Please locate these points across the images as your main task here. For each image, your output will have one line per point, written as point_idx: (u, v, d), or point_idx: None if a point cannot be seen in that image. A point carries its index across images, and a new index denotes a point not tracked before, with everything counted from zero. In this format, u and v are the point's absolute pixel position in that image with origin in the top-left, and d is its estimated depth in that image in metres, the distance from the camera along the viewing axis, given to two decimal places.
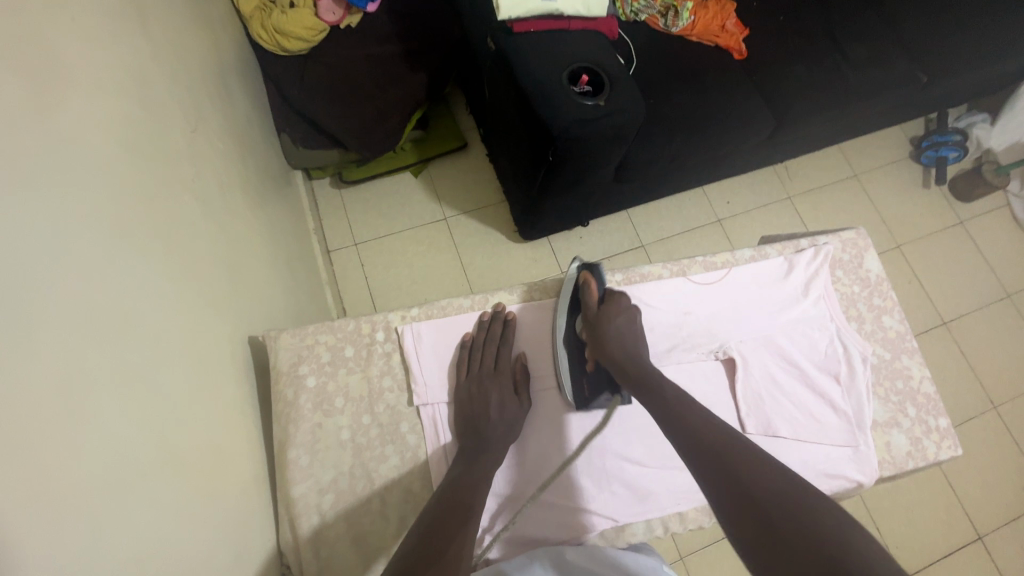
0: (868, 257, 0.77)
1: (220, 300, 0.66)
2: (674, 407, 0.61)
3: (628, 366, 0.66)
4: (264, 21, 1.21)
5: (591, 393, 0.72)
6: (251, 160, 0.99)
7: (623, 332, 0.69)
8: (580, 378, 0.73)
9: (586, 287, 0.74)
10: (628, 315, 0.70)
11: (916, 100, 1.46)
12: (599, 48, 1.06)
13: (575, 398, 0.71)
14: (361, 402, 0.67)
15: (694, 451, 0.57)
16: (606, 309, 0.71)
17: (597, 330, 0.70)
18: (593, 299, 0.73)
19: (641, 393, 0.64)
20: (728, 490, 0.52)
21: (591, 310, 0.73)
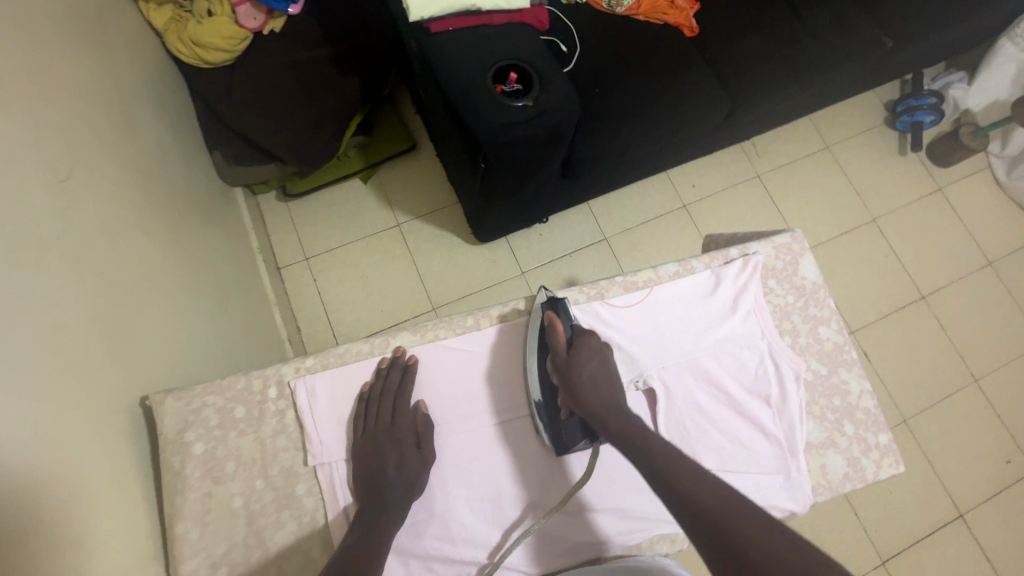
0: (804, 263, 0.73)
1: (102, 366, 0.62)
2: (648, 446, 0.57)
3: (605, 412, 0.60)
4: (180, 32, 1.13)
5: (570, 439, 0.65)
6: (164, 193, 0.94)
7: (598, 378, 0.62)
8: (557, 422, 0.66)
9: (552, 331, 0.65)
10: (599, 358, 0.63)
11: (886, 66, 1.38)
12: (528, 43, 0.99)
13: (555, 443, 0.65)
14: (255, 466, 0.63)
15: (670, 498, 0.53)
16: (575, 351, 0.63)
17: (568, 375, 0.63)
18: (561, 345, 0.64)
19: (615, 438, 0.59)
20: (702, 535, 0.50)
21: (559, 350, 0.64)
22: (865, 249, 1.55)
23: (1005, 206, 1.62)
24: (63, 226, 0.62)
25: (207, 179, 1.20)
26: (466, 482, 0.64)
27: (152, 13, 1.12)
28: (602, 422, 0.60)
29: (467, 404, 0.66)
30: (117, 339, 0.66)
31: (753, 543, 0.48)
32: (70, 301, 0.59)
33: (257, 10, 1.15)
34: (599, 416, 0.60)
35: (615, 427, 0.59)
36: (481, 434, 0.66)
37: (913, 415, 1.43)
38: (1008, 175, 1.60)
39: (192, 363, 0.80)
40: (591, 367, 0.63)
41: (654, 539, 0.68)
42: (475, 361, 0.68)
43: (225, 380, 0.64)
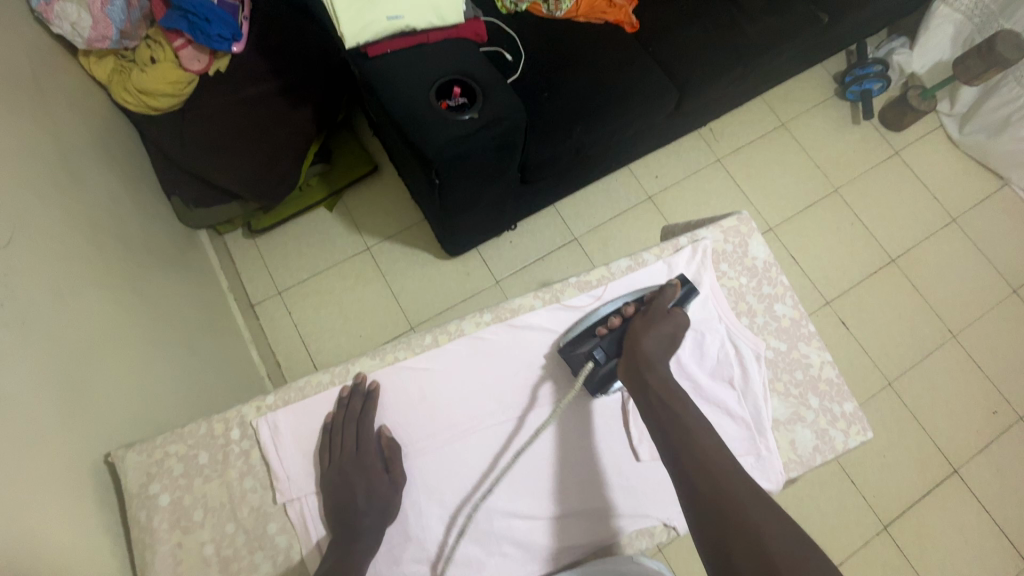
0: (754, 243, 0.75)
1: (64, 427, 0.61)
2: (694, 446, 0.58)
3: (655, 379, 0.63)
4: (125, 83, 1.10)
5: (583, 343, 0.68)
6: (118, 244, 0.93)
7: (664, 342, 0.65)
8: (587, 332, 0.69)
9: (671, 287, 0.69)
10: (676, 334, 0.66)
11: (827, 40, 1.41)
12: (468, 57, 1.00)
13: (571, 340, 0.69)
14: (223, 510, 0.62)
15: (684, 468, 0.57)
16: (670, 315, 0.67)
17: (649, 321, 0.66)
18: (666, 301, 0.68)
19: (648, 413, 0.62)
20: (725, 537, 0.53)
21: (660, 305, 0.68)
22: (831, 219, 1.57)
23: (962, 162, 1.65)
24: (10, 293, 0.62)
25: (167, 225, 1.20)
26: (438, 503, 0.64)
27: (93, 66, 1.07)
28: (642, 380, 0.63)
29: (432, 424, 0.66)
30: (78, 400, 0.65)
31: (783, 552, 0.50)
32: (22, 366, 0.59)
33: (201, 52, 1.14)
34: (644, 373, 0.63)
35: (658, 403, 0.62)
36: (451, 451, 0.66)
37: (897, 376, 1.45)
38: (961, 131, 1.64)
39: (159, 412, 0.80)
40: (663, 332, 0.66)
41: (632, 534, 0.68)
42: (438, 381, 0.68)
43: (186, 427, 0.64)
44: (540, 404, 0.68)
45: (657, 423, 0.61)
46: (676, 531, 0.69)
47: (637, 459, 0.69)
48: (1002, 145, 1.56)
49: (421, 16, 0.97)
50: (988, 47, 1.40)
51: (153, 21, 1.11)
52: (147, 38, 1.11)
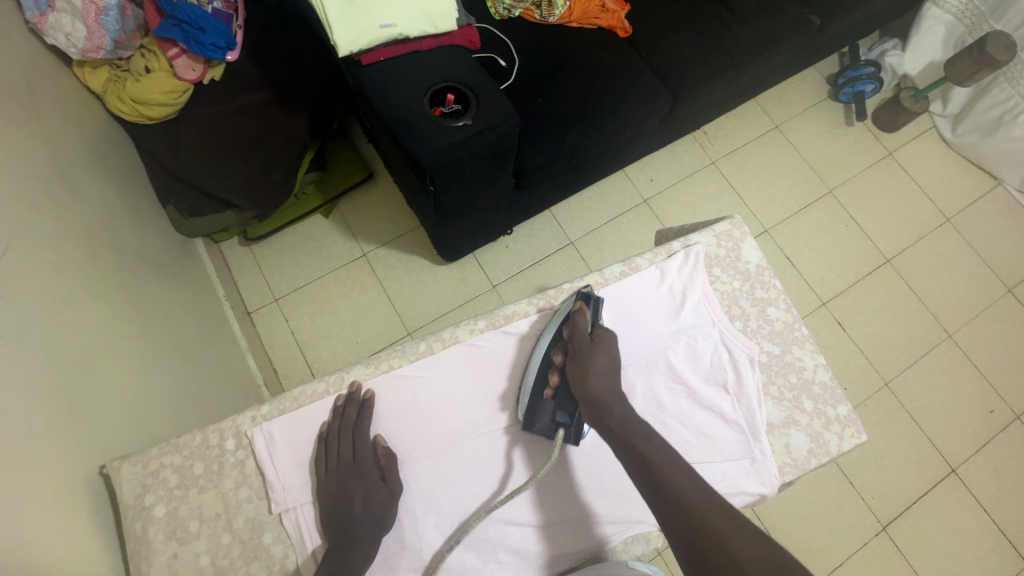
0: (746, 248, 0.76)
1: (59, 439, 0.62)
2: (659, 471, 0.56)
3: (615, 419, 0.60)
4: (119, 92, 1.10)
5: (537, 416, 0.66)
6: (113, 255, 0.93)
7: (606, 371, 0.63)
8: (534, 401, 0.66)
9: (580, 311, 0.66)
10: (610, 353, 0.64)
11: (819, 42, 1.41)
12: (461, 64, 1.01)
13: (526, 418, 0.66)
14: (218, 521, 0.62)
15: (661, 505, 0.55)
16: (594, 340, 0.65)
17: (579, 360, 0.64)
18: (583, 329, 0.66)
19: (619, 450, 0.59)
20: (702, 564, 0.51)
21: (581, 336, 0.66)
22: (826, 221, 1.57)
23: (955, 162, 1.66)
24: (6, 305, 0.62)
25: (162, 234, 1.20)
26: (435, 510, 0.64)
27: (88, 77, 1.07)
28: (603, 425, 0.60)
29: (427, 431, 0.66)
30: (73, 412, 0.65)
31: (757, 568, 0.49)
32: (18, 379, 0.59)
33: (195, 61, 1.14)
34: (601, 416, 0.61)
35: (622, 442, 0.59)
36: (447, 458, 0.66)
37: (894, 376, 1.45)
38: (954, 132, 1.65)
39: (155, 423, 0.80)
40: (603, 361, 0.64)
41: (626, 540, 0.68)
42: (433, 388, 0.68)
43: (181, 438, 0.64)
44: (519, 470, 0.66)
45: (622, 453, 0.59)
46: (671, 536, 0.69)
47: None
48: (995, 145, 1.57)
49: (414, 25, 0.97)
50: (979, 48, 1.40)
51: (147, 31, 1.12)
52: (142, 48, 1.12)
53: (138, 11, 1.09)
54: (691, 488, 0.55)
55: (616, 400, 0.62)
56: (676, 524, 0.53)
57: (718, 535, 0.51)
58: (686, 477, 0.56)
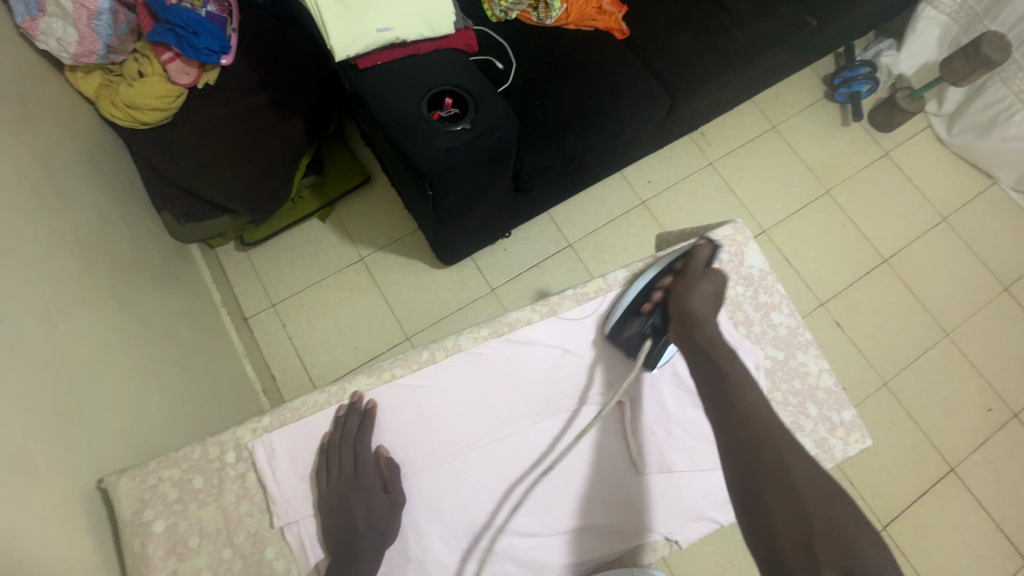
0: (749, 251, 0.76)
1: (56, 454, 0.61)
2: (745, 411, 0.58)
3: (702, 336, 0.64)
4: (112, 97, 1.08)
5: (629, 326, 0.70)
6: (107, 263, 0.92)
7: (705, 299, 0.66)
8: (631, 313, 0.70)
9: (702, 246, 0.70)
10: (717, 289, 0.67)
11: (816, 44, 1.42)
12: (460, 67, 1.00)
13: (615, 324, 0.70)
14: (219, 536, 0.61)
15: (729, 422, 0.58)
16: (707, 271, 0.68)
17: (688, 282, 0.67)
18: (699, 262, 0.69)
19: (697, 365, 0.63)
20: (756, 479, 0.55)
21: (695, 266, 0.69)
22: (823, 221, 1.58)
23: (951, 162, 1.67)
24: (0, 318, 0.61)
25: (158, 241, 1.18)
26: (438, 522, 0.64)
27: (80, 82, 1.06)
28: (692, 336, 0.64)
29: (430, 442, 0.65)
30: (70, 426, 0.64)
31: (809, 496, 0.53)
32: (13, 394, 0.58)
33: (189, 65, 1.13)
34: (694, 332, 0.65)
35: (703, 360, 0.63)
36: (451, 469, 0.65)
37: (892, 376, 1.45)
38: (949, 132, 1.65)
39: (152, 434, 0.78)
40: (704, 290, 0.67)
41: (634, 548, 0.69)
42: (437, 398, 0.67)
43: (180, 452, 0.63)
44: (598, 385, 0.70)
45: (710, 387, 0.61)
46: (677, 544, 0.70)
47: (637, 473, 0.69)
48: (989, 145, 1.57)
49: (411, 28, 0.96)
50: (974, 49, 1.41)
51: (140, 35, 1.11)
52: (134, 52, 1.10)
53: (131, 15, 1.08)
54: (772, 432, 0.57)
55: (711, 334, 0.64)
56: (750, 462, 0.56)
57: (792, 481, 0.54)
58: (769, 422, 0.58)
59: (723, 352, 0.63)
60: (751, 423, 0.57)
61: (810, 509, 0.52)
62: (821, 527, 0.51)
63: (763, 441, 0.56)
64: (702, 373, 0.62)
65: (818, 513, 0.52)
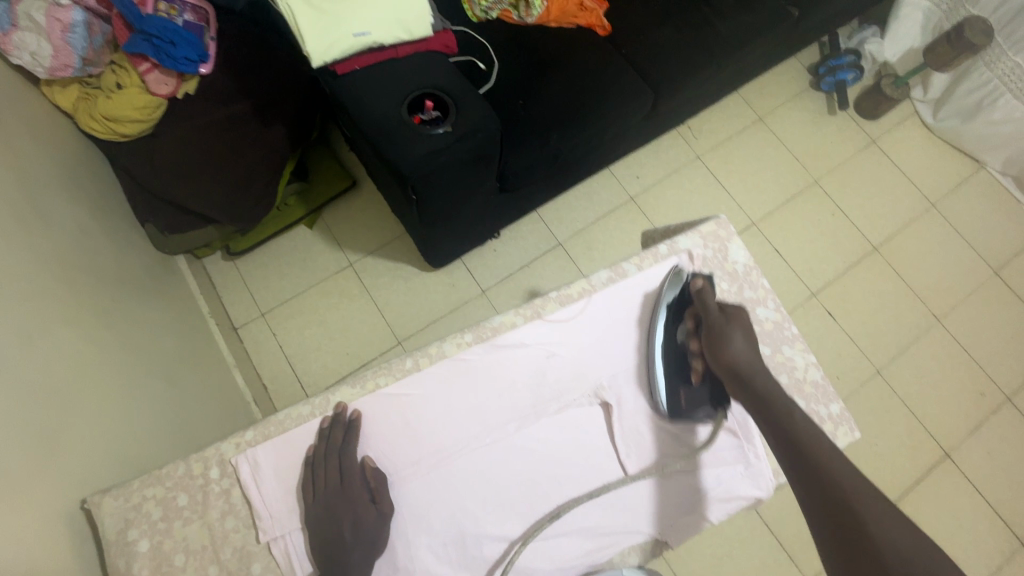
0: (733, 247, 0.76)
1: (40, 476, 0.60)
2: (810, 455, 0.57)
3: (759, 389, 0.62)
4: (91, 110, 1.06)
5: (687, 404, 0.69)
6: (90, 278, 0.91)
7: (744, 347, 0.64)
8: (676, 388, 0.69)
9: (702, 287, 0.69)
10: (745, 328, 0.66)
11: (799, 34, 1.41)
12: (440, 70, 0.99)
13: (670, 408, 0.69)
14: (205, 553, 0.61)
15: (796, 464, 0.57)
16: (726, 315, 0.66)
17: (715, 338, 0.65)
18: (710, 305, 0.67)
19: (760, 417, 0.62)
20: (831, 521, 0.53)
21: (711, 312, 0.67)
22: (812, 211, 1.58)
23: (937, 147, 1.67)
24: None
25: (143, 253, 1.18)
26: (428, 533, 0.63)
27: (57, 95, 1.04)
28: (750, 390, 0.63)
29: (416, 449, 0.65)
30: (53, 447, 0.64)
31: (884, 538, 0.50)
32: None
33: (168, 75, 1.10)
34: (749, 385, 0.63)
35: (764, 410, 0.61)
36: (438, 477, 0.65)
37: (885, 363, 1.45)
38: (935, 117, 1.65)
39: (138, 451, 0.78)
40: (738, 338, 0.65)
41: (626, 550, 0.69)
42: (422, 406, 0.66)
43: (163, 469, 0.63)
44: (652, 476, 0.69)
45: (771, 432, 0.60)
46: (669, 544, 0.69)
47: (626, 475, 0.69)
48: (975, 130, 1.58)
49: (389, 31, 0.95)
50: (956, 34, 1.41)
51: (116, 46, 1.08)
52: (112, 64, 1.08)
53: (106, 26, 1.06)
54: (839, 474, 0.55)
55: (765, 382, 0.62)
56: (815, 496, 0.55)
57: (870, 533, 0.51)
58: (836, 459, 0.56)
59: (783, 401, 0.61)
60: (817, 467, 0.56)
61: (884, 550, 0.50)
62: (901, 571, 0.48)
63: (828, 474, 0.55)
64: (764, 423, 0.61)
65: (896, 556, 0.49)
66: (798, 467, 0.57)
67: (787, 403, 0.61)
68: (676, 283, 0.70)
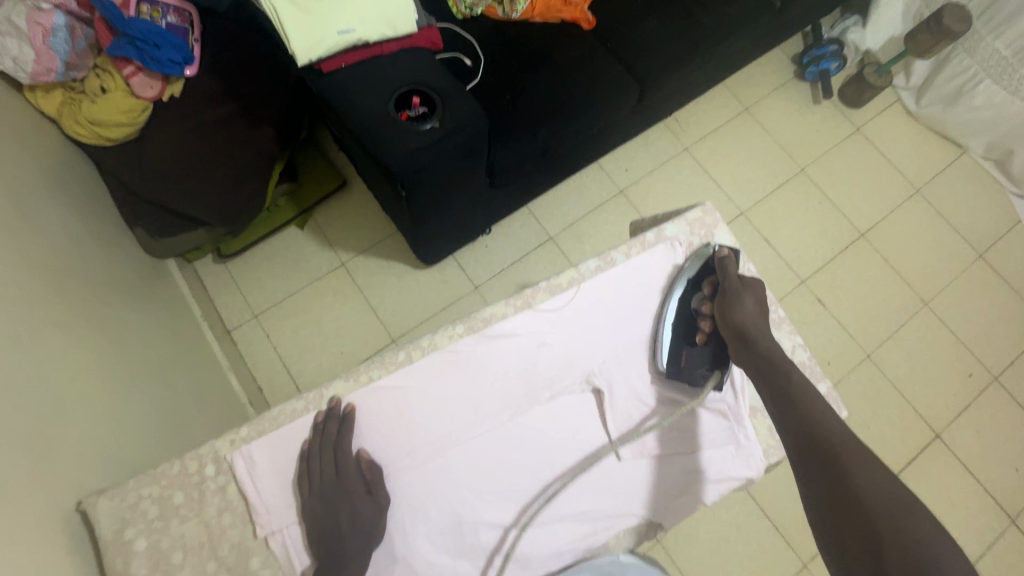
0: (719, 233, 0.78)
1: (35, 478, 0.60)
2: (804, 418, 0.59)
3: (763, 350, 0.65)
4: (75, 115, 1.05)
5: (687, 364, 0.70)
6: (79, 284, 0.91)
7: (755, 313, 0.68)
8: (678, 347, 0.71)
9: (726, 256, 0.72)
10: (759, 298, 0.69)
11: (782, 24, 1.43)
12: (426, 66, 1.00)
13: (671, 364, 0.71)
14: (203, 550, 0.61)
15: (792, 425, 0.59)
16: (744, 284, 0.70)
17: (730, 299, 0.69)
18: (731, 273, 0.71)
19: (760, 380, 0.64)
20: (822, 480, 0.55)
21: (731, 278, 0.71)
22: (799, 200, 1.59)
23: (921, 134, 1.69)
24: None
25: (132, 258, 1.17)
26: (424, 523, 0.64)
27: (40, 100, 1.02)
28: (757, 348, 0.65)
29: (411, 441, 0.65)
30: (47, 450, 0.64)
31: (874, 499, 0.52)
32: None
33: (153, 78, 1.10)
34: (755, 344, 0.66)
35: (766, 372, 0.63)
36: (433, 467, 0.65)
37: (875, 348, 1.47)
38: (918, 104, 1.68)
39: (132, 453, 0.78)
40: (749, 304, 0.68)
41: (620, 534, 0.69)
42: (416, 397, 0.67)
43: (158, 468, 0.63)
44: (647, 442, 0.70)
45: (770, 395, 0.62)
46: (662, 527, 0.70)
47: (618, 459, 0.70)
48: (957, 116, 1.60)
49: (373, 29, 0.96)
50: (936, 21, 1.43)
51: (99, 50, 1.07)
52: (95, 68, 1.06)
53: (88, 30, 1.04)
54: (833, 436, 0.56)
55: (774, 344, 0.66)
56: (809, 460, 0.56)
57: (858, 492, 0.52)
58: (830, 424, 0.58)
59: (785, 366, 0.63)
60: (811, 430, 0.58)
61: (872, 511, 0.51)
62: (888, 529, 0.50)
63: (830, 450, 0.56)
64: (764, 385, 0.63)
65: (884, 516, 0.50)
66: (798, 443, 0.58)
67: (793, 375, 0.62)
68: (701, 252, 0.74)
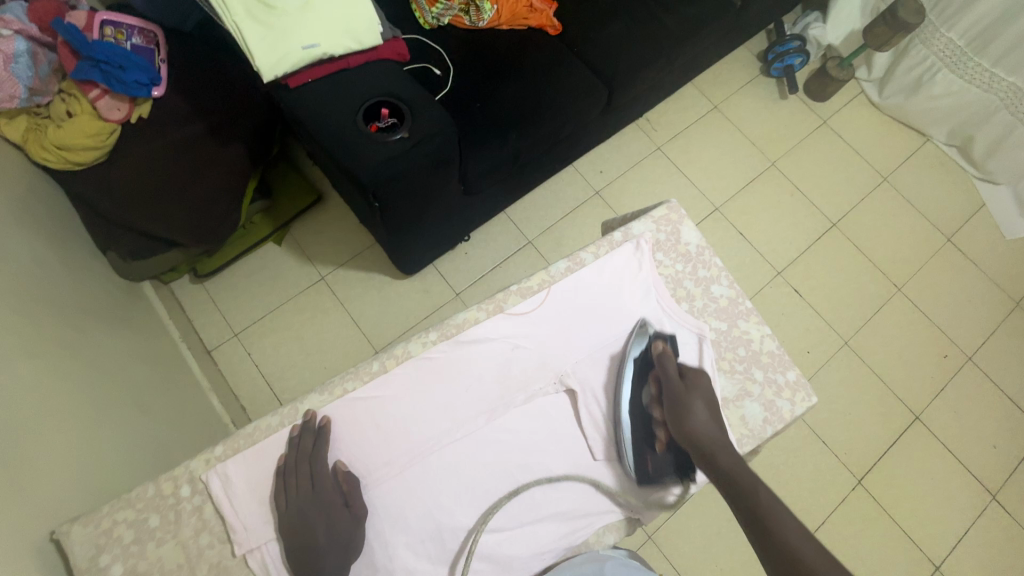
0: (685, 229, 0.80)
1: (8, 508, 0.59)
2: (776, 537, 0.55)
3: (721, 464, 0.62)
4: (42, 140, 1.03)
5: (654, 471, 0.68)
6: (50, 310, 0.90)
7: (706, 420, 0.65)
8: (642, 457, 0.68)
9: (663, 351, 0.70)
10: (705, 399, 0.67)
11: (744, 24, 1.46)
12: (393, 78, 1.00)
13: (638, 474, 0.68)
14: (181, 571, 0.60)
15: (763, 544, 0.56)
16: (688, 384, 0.67)
17: (678, 402, 0.66)
18: (672, 371, 0.68)
19: (726, 492, 0.61)
20: None
21: (673, 378, 0.68)
22: (772, 193, 1.62)
23: (885, 124, 1.74)
24: None
25: (106, 282, 1.16)
26: (404, 530, 0.64)
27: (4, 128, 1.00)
28: (713, 462, 0.62)
29: (387, 450, 0.66)
30: (19, 479, 0.63)
31: None
32: None
33: (120, 100, 1.09)
34: (711, 458, 0.62)
35: (730, 487, 0.60)
36: (410, 476, 0.65)
37: (851, 335, 1.50)
38: (880, 95, 1.72)
39: (110, 479, 0.77)
40: (697, 410, 0.65)
41: (600, 530, 0.70)
42: (391, 407, 0.67)
43: (133, 492, 0.62)
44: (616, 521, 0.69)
45: (739, 510, 0.59)
46: (640, 521, 0.71)
47: (594, 458, 0.70)
48: (918, 105, 1.65)
49: (336, 43, 0.96)
50: (891, 15, 1.47)
51: (64, 74, 1.07)
52: (60, 92, 1.06)
53: (52, 55, 1.04)
54: (807, 556, 0.53)
55: (729, 459, 0.62)
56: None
57: None
58: (802, 541, 0.54)
59: (747, 475, 0.60)
60: (784, 547, 0.54)
61: None
62: None
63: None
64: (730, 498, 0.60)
65: None
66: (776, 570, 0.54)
67: (760, 490, 0.58)
68: (635, 350, 0.71)
